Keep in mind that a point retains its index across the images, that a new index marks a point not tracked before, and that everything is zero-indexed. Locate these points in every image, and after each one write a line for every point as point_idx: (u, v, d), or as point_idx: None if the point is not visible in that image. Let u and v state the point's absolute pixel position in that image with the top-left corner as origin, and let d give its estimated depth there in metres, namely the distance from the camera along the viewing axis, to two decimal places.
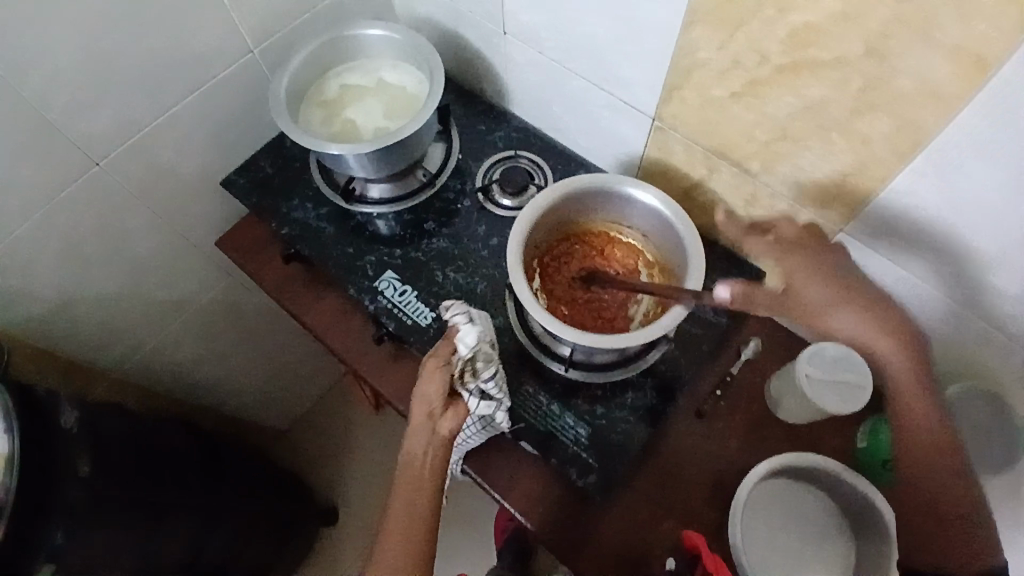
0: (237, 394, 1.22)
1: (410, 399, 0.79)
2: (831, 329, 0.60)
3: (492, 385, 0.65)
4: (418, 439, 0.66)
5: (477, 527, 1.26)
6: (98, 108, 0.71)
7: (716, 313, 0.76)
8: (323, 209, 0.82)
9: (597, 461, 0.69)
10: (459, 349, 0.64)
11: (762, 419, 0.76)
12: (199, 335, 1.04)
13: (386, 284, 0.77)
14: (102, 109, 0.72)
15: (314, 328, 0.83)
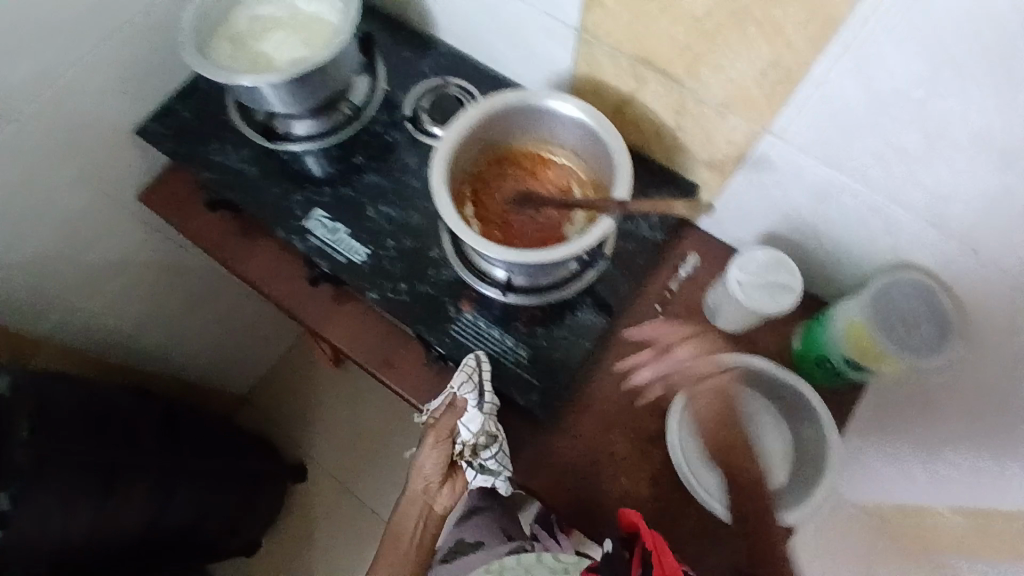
0: (189, 358, 1.19)
1: (407, 381, 0.76)
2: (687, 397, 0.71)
3: (497, 462, 0.68)
4: (413, 506, 0.78)
5: None
6: None
7: (652, 228, 0.76)
8: (245, 150, 0.79)
9: (540, 380, 0.70)
10: (464, 431, 0.69)
11: (702, 329, 0.77)
12: (139, 297, 1.00)
13: (316, 223, 0.75)
14: None
15: (251, 279, 0.80)
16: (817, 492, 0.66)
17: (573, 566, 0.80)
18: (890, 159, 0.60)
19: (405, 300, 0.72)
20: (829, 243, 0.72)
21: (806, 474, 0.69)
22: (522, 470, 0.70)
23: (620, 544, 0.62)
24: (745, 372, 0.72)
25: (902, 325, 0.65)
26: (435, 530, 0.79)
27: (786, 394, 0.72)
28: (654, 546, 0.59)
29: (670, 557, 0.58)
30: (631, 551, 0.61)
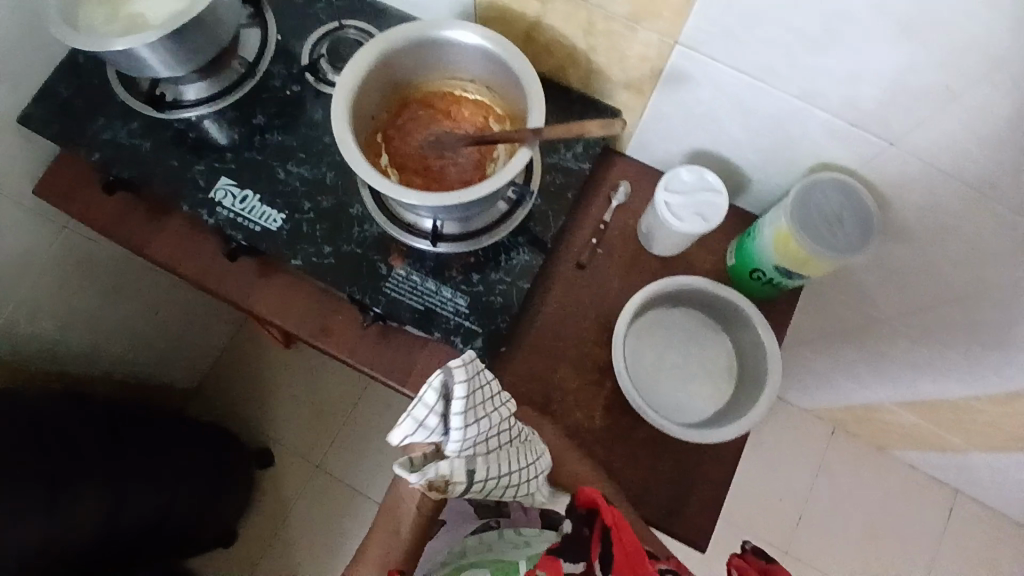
0: (126, 355, 1.13)
1: (381, 363, 0.73)
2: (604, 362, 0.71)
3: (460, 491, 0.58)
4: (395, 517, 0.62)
5: None
6: None
7: (577, 158, 0.73)
8: (134, 123, 0.73)
9: (480, 325, 0.68)
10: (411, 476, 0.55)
11: (638, 257, 0.77)
12: (56, 298, 0.94)
13: (223, 193, 0.71)
14: None
15: (165, 262, 0.76)
16: (763, 397, 0.67)
17: (536, 537, 0.70)
18: (802, 55, 0.58)
19: (331, 263, 0.69)
20: (752, 153, 0.72)
21: (751, 385, 0.70)
22: None
23: (577, 520, 0.58)
24: (684, 290, 0.72)
25: (827, 224, 0.64)
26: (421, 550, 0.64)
27: (726, 309, 0.73)
28: (614, 524, 0.57)
29: (631, 535, 0.57)
30: (591, 527, 0.57)
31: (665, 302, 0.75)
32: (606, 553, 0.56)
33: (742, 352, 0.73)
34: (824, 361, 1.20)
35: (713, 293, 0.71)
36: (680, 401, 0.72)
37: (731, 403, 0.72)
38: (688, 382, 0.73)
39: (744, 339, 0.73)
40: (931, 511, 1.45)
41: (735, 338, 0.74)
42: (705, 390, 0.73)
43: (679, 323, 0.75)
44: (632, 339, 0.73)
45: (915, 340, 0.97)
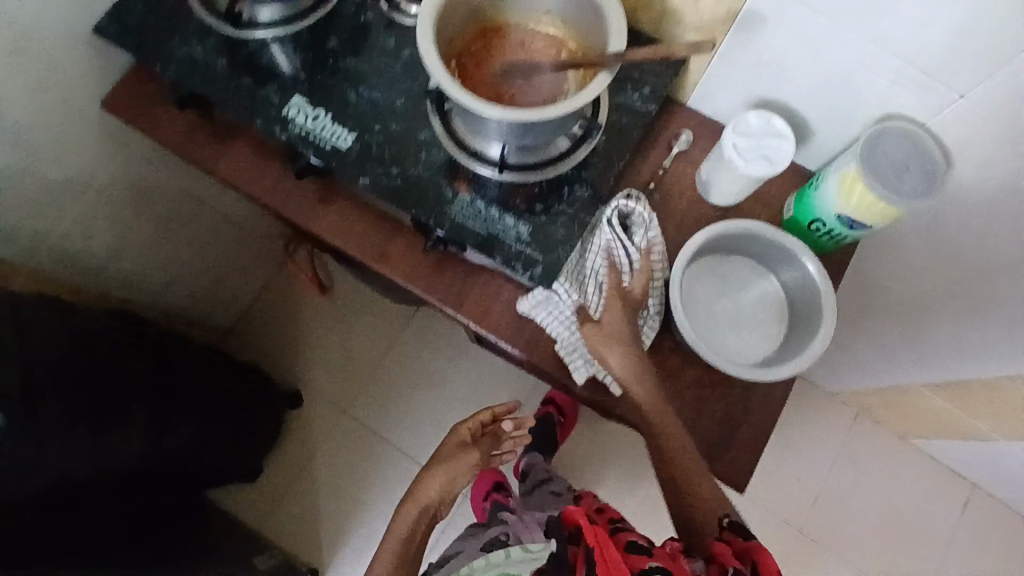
0: (168, 287, 1.15)
1: (437, 290, 0.75)
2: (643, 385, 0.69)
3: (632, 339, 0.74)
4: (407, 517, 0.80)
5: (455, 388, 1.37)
6: None
7: (643, 99, 0.74)
8: (210, 41, 0.75)
9: (540, 254, 0.70)
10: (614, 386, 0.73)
11: (692, 203, 0.78)
12: (111, 220, 0.95)
13: (296, 111, 0.72)
14: None
15: (231, 180, 0.77)
16: (818, 341, 0.69)
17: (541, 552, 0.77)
18: None
19: (397, 185, 0.70)
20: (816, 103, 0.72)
21: (805, 329, 0.72)
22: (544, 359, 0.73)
23: (565, 540, 0.64)
24: (740, 236, 0.74)
25: (893, 171, 0.65)
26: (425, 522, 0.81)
27: (780, 257, 0.74)
28: (596, 543, 0.61)
29: (612, 551, 0.61)
30: (577, 545, 0.63)
31: (719, 249, 0.76)
32: (589, 568, 0.60)
33: (794, 299, 0.75)
34: (858, 339, 1.21)
35: (771, 239, 0.72)
36: (731, 346, 0.74)
37: (781, 347, 0.73)
38: (739, 328, 0.75)
39: (796, 287, 0.74)
40: (949, 500, 1.45)
41: (786, 286, 0.75)
42: (756, 335, 0.74)
43: (731, 270, 0.76)
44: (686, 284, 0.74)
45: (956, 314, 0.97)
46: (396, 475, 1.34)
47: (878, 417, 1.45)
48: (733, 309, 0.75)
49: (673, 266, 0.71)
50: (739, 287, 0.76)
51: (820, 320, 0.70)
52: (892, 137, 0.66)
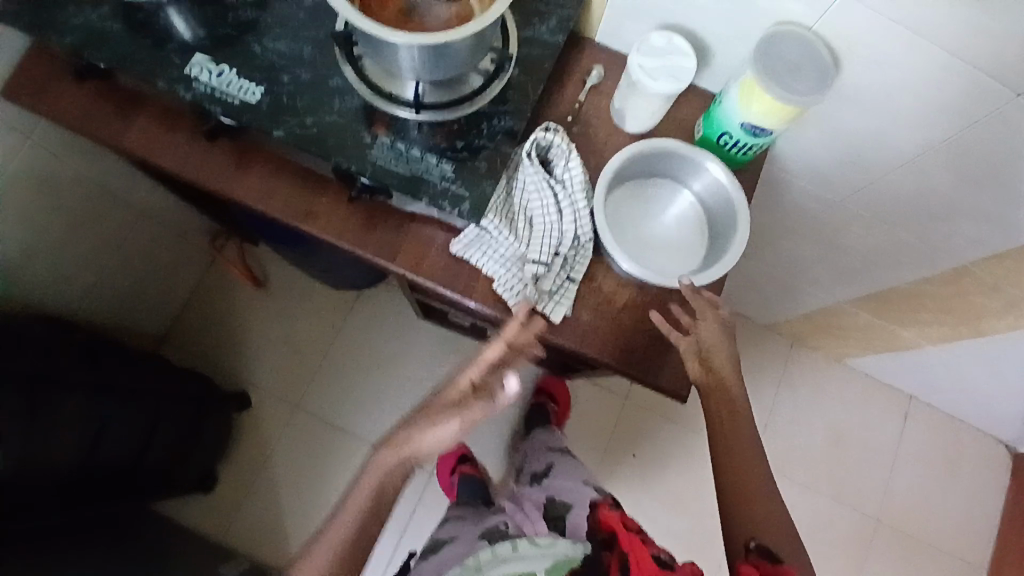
0: (91, 290, 1.09)
1: (367, 243, 0.74)
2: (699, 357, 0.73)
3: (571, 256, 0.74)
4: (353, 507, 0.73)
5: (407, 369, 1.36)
6: None
7: (551, 32, 0.75)
8: (103, 8, 0.72)
9: (466, 189, 0.70)
10: (565, 305, 0.74)
11: (612, 132, 0.80)
12: (19, 217, 0.90)
13: (199, 69, 0.70)
14: None
15: (140, 152, 0.74)
16: (737, 245, 0.73)
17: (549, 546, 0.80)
18: None
19: (314, 133, 0.70)
20: (713, 21, 0.75)
21: (723, 240, 0.76)
22: (481, 296, 0.73)
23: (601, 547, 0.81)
24: (655, 157, 0.76)
25: (786, 71, 0.69)
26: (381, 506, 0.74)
27: (693, 174, 0.77)
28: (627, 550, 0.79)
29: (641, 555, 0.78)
30: (610, 551, 0.80)
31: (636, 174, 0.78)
32: (624, 567, 0.77)
33: (711, 215, 0.78)
34: (788, 267, 1.26)
35: (683, 155, 0.75)
36: (659, 264, 0.77)
37: (706, 259, 0.77)
38: (665, 247, 0.78)
39: (712, 201, 0.78)
40: (890, 416, 1.53)
41: (702, 203, 0.79)
42: (681, 251, 0.78)
43: (650, 194, 0.79)
44: (611, 209, 0.77)
45: (869, 225, 1.03)
46: (357, 461, 1.31)
47: (817, 345, 1.52)
48: (658, 230, 0.78)
49: (595, 190, 0.72)
50: (660, 208, 0.79)
51: (736, 226, 0.74)
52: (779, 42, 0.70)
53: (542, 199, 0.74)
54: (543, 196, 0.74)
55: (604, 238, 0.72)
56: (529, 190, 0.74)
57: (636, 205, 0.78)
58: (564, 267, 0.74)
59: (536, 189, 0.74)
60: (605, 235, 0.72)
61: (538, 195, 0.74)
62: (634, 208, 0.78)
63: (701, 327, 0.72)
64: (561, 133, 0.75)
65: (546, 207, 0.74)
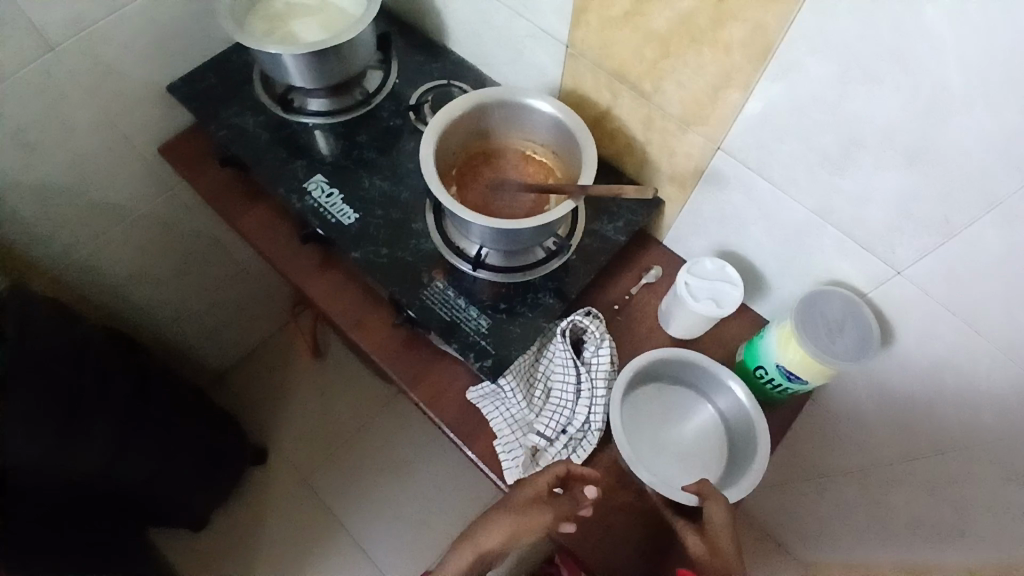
0: (174, 322, 1.23)
1: (399, 366, 0.80)
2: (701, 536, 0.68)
3: (576, 437, 0.75)
4: None
5: (417, 479, 1.38)
6: None
7: (616, 231, 0.82)
8: (261, 117, 0.87)
9: (493, 347, 0.75)
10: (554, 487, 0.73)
11: (653, 332, 0.84)
12: (139, 249, 1.05)
13: (315, 185, 0.83)
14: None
15: (247, 233, 0.87)
16: (751, 473, 0.71)
17: None
18: (822, 175, 0.66)
19: (383, 263, 0.79)
20: (770, 264, 0.79)
21: (741, 462, 0.74)
22: (480, 448, 0.76)
23: None
24: (683, 360, 0.78)
25: (827, 329, 0.70)
26: None
27: (717, 387, 0.79)
28: None
29: None
30: None
31: (660, 373, 0.80)
32: None
33: (732, 433, 0.77)
34: (823, 507, 1.18)
35: (709, 367, 0.77)
36: (667, 472, 0.76)
37: (719, 478, 0.75)
38: (677, 454, 0.77)
39: (734, 421, 0.77)
40: None
41: (725, 419, 0.79)
42: (692, 464, 0.77)
43: (671, 396, 0.80)
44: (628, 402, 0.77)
45: (910, 496, 0.96)
46: (338, 556, 1.31)
47: None
48: (673, 434, 0.78)
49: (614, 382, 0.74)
50: (679, 413, 0.79)
51: (756, 453, 0.73)
52: (830, 298, 0.71)
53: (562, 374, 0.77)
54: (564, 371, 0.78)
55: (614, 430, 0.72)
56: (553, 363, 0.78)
57: (654, 402, 0.79)
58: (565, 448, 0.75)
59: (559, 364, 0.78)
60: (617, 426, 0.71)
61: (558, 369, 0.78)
62: (651, 405, 0.79)
63: (708, 509, 0.68)
64: (599, 320, 0.79)
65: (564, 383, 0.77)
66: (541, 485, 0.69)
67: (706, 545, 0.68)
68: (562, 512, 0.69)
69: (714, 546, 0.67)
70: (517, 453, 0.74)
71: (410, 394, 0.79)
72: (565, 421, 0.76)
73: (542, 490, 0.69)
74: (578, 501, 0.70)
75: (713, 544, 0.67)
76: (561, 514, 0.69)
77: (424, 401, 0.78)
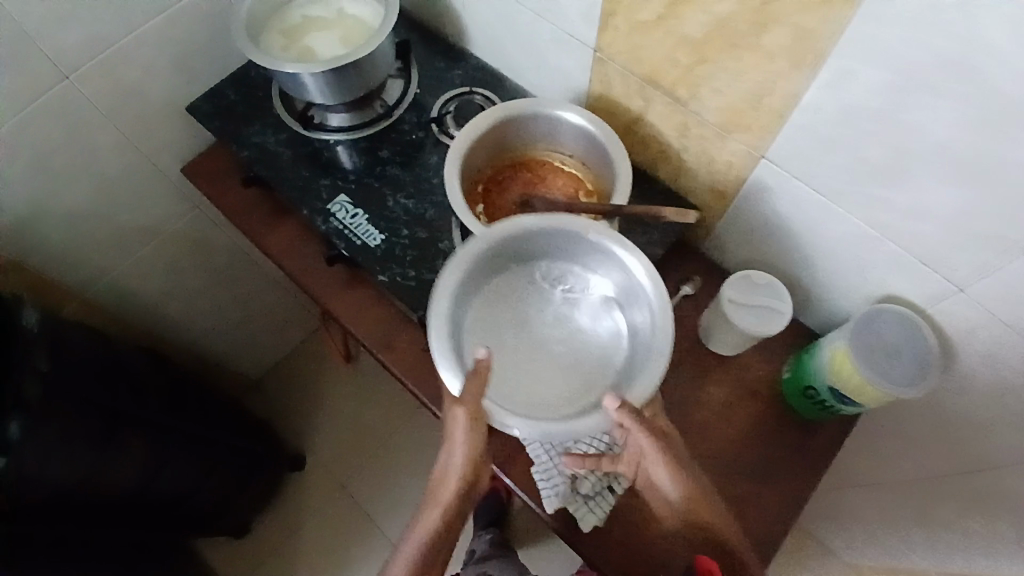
0: (207, 335, 1.23)
1: (430, 390, 0.79)
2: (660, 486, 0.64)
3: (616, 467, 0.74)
4: None
5: None
6: (72, 23, 0.72)
7: (650, 243, 0.78)
8: (282, 135, 0.85)
9: None
10: (594, 515, 0.72)
11: (692, 349, 0.81)
12: (169, 267, 1.05)
13: (339, 207, 0.81)
14: (76, 25, 0.72)
15: (274, 254, 0.86)
16: (659, 332, 0.62)
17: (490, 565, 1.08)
18: (874, 189, 0.61)
19: (411, 286, 0.77)
20: (818, 275, 0.74)
21: (636, 312, 0.65)
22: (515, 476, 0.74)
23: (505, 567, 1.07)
24: (510, 244, 0.66)
25: (885, 355, 0.67)
26: None
27: (562, 246, 0.67)
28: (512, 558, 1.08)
29: None
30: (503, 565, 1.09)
31: (511, 264, 0.68)
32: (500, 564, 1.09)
33: (618, 291, 0.66)
34: (869, 513, 1.14)
35: (545, 231, 0.65)
36: (551, 371, 0.65)
37: (621, 366, 0.64)
38: (565, 344, 0.67)
39: (599, 268, 0.67)
40: None
41: (615, 291, 0.67)
42: (575, 339, 0.67)
43: (533, 279, 0.68)
44: (477, 315, 0.66)
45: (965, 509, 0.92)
46: (376, 561, 1.32)
47: None
48: (549, 321, 0.68)
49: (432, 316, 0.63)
50: (534, 295, 0.68)
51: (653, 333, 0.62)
52: (896, 320, 0.66)
53: None
54: None
55: (448, 380, 0.61)
56: None
57: (506, 287, 0.68)
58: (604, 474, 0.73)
59: None
60: (447, 376, 0.61)
61: None
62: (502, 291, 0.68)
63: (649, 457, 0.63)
64: None
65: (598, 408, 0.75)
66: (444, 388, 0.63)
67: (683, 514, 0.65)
68: (467, 397, 0.59)
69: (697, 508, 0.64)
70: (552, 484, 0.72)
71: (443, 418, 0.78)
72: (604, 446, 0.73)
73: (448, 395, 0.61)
74: (479, 374, 0.59)
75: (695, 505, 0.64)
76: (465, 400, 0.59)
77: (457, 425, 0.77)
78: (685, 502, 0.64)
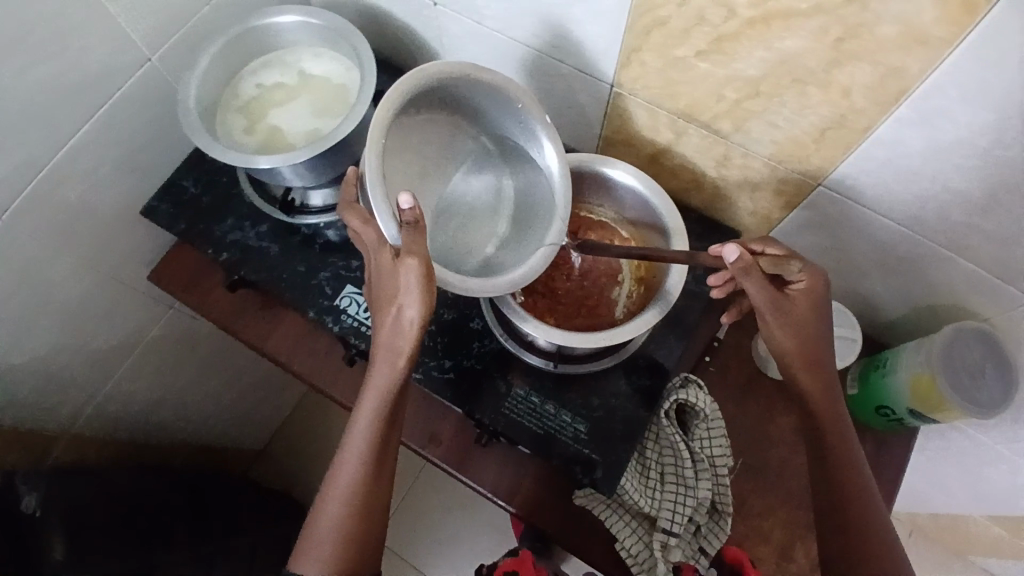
0: (204, 422, 1.13)
1: (490, 481, 0.73)
2: (769, 339, 0.59)
3: (711, 528, 0.70)
4: None
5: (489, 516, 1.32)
6: None
7: (698, 282, 0.72)
8: (263, 226, 0.74)
9: (599, 454, 0.66)
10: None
11: (753, 377, 0.77)
12: (152, 374, 0.93)
13: (348, 301, 0.72)
14: None
15: (279, 358, 0.77)
16: (561, 196, 0.61)
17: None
18: (957, 216, 0.55)
19: (450, 378, 0.70)
20: (882, 290, 0.69)
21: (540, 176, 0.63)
22: (602, 557, 0.70)
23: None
24: (451, 85, 0.58)
25: (970, 376, 0.63)
26: (373, 523, 0.57)
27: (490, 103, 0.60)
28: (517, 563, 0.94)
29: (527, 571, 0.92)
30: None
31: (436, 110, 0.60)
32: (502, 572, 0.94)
33: (522, 159, 0.63)
34: None
35: (483, 85, 0.58)
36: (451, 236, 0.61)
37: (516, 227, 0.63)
38: (455, 213, 0.62)
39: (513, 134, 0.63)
40: None
41: (518, 154, 0.63)
42: (477, 202, 0.63)
43: (450, 140, 0.61)
44: (397, 153, 0.57)
45: None
46: None
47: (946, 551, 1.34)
48: (444, 181, 0.62)
49: (369, 141, 0.53)
50: (446, 149, 0.61)
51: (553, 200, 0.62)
52: (975, 334, 0.63)
53: (674, 455, 0.71)
54: (677, 452, 0.70)
55: (384, 226, 0.52)
56: (662, 443, 0.72)
57: (427, 140, 0.60)
58: (698, 535, 0.70)
59: (671, 447, 0.71)
60: (383, 218, 0.52)
61: (673, 450, 0.71)
62: (423, 141, 0.59)
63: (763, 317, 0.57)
64: (700, 389, 0.72)
65: (674, 465, 0.70)
66: (374, 237, 0.54)
67: (816, 380, 0.59)
68: (413, 249, 0.51)
69: (825, 383, 0.59)
70: (647, 561, 0.68)
71: (508, 507, 0.72)
72: (692, 507, 0.69)
73: (386, 248, 0.52)
74: (419, 227, 0.50)
75: (815, 370, 0.59)
76: (410, 252, 0.51)
77: (525, 513, 0.72)
78: (799, 372, 0.59)
